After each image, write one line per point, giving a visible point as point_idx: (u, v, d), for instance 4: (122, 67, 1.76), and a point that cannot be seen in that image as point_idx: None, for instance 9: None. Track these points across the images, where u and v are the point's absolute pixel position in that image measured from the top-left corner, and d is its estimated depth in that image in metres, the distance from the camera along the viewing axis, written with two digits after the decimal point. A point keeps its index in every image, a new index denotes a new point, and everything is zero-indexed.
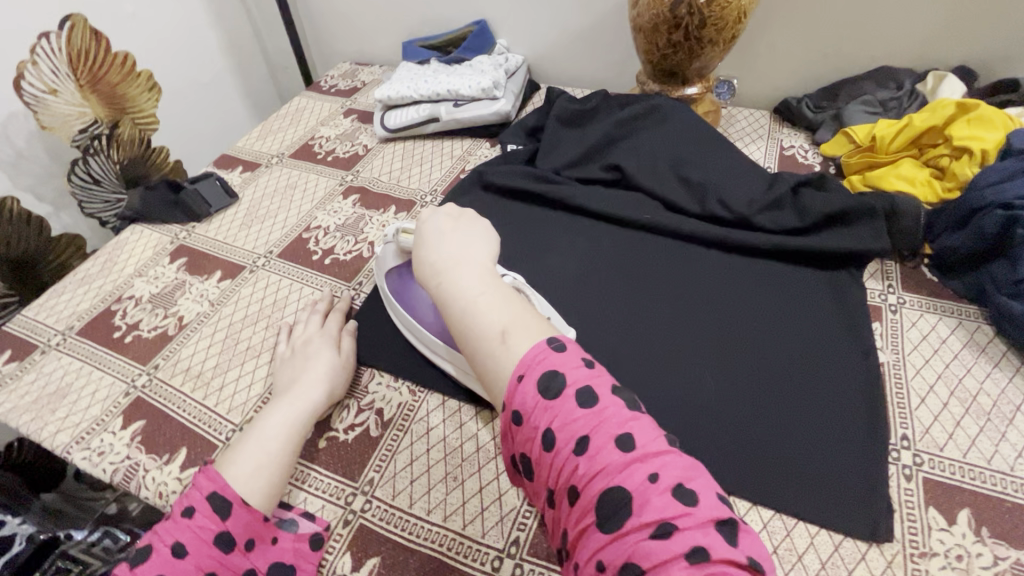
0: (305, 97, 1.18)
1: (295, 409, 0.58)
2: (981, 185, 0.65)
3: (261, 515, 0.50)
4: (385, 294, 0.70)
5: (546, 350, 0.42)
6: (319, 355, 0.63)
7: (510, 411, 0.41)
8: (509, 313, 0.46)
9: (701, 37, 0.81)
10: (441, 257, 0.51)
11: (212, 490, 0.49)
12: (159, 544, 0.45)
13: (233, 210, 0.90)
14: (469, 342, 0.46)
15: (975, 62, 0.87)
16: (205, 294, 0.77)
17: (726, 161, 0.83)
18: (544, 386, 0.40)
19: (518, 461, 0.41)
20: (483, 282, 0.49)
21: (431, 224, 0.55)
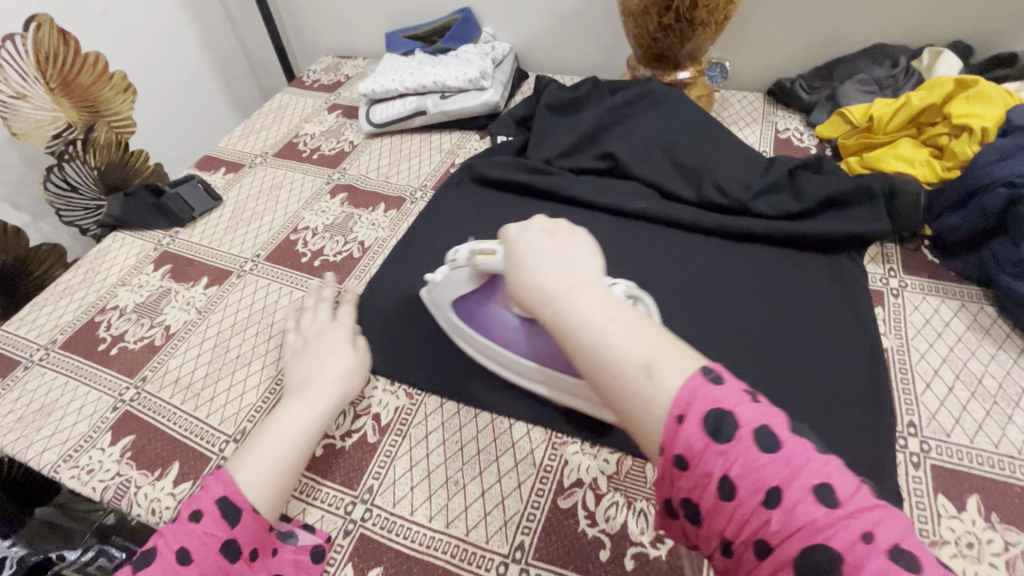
0: (287, 93, 1.15)
1: (311, 405, 0.56)
2: (981, 164, 0.64)
3: (267, 525, 0.50)
4: (452, 317, 0.64)
5: (703, 382, 0.36)
6: (335, 352, 0.62)
7: (670, 456, 0.35)
8: (648, 341, 0.39)
9: (693, 19, 0.79)
10: (550, 277, 0.44)
11: (222, 496, 0.48)
12: (166, 548, 0.45)
13: (217, 213, 0.87)
14: (605, 376, 0.39)
15: (971, 37, 0.85)
16: (192, 302, 0.74)
17: (721, 147, 0.81)
18: (713, 428, 0.34)
19: (677, 508, 0.36)
20: (608, 306, 0.41)
21: (524, 240, 0.47)
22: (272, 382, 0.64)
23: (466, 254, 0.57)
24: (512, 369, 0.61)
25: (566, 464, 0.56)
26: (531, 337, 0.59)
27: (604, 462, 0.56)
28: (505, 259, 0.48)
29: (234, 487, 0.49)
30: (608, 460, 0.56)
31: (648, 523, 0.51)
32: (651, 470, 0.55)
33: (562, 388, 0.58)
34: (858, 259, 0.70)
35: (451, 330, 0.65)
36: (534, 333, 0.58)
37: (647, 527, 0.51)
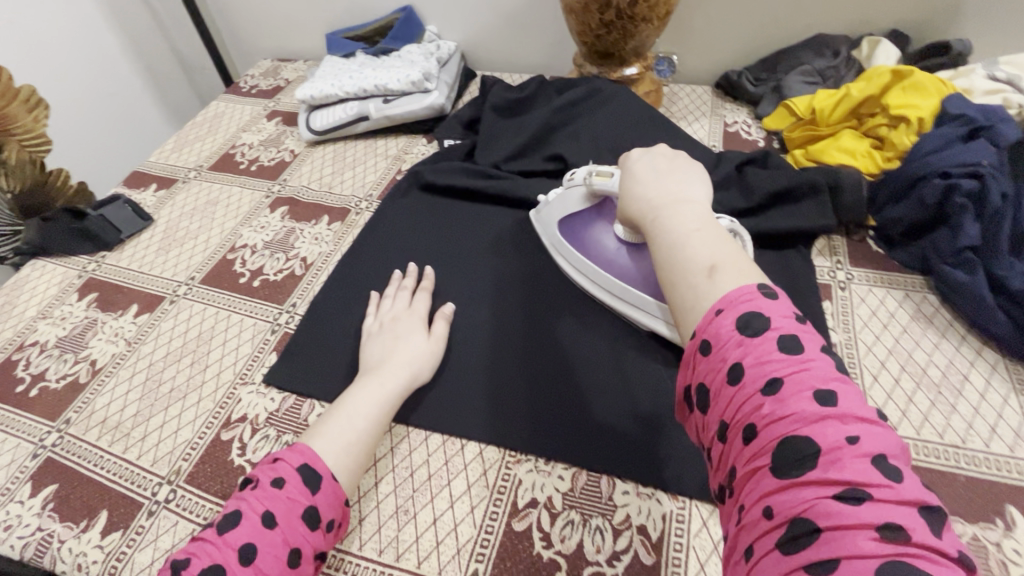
0: (223, 100, 1.09)
1: (386, 389, 0.56)
2: (919, 155, 0.65)
3: (345, 498, 0.49)
4: (554, 233, 0.70)
5: (754, 294, 0.36)
6: (412, 336, 0.62)
7: (700, 338, 0.36)
8: (724, 252, 0.40)
9: (633, 15, 0.77)
10: (658, 191, 0.47)
11: (304, 463, 0.48)
12: (251, 511, 0.45)
13: (148, 234, 0.82)
14: (670, 269, 0.41)
15: (907, 25, 0.86)
16: (121, 332, 0.70)
17: (670, 144, 0.80)
18: (743, 322, 0.35)
19: (692, 394, 0.37)
20: (701, 221, 0.43)
21: (647, 160, 0.51)
22: (209, 416, 0.61)
23: (587, 174, 0.65)
24: (605, 289, 0.65)
25: (520, 484, 0.54)
26: (632, 259, 0.63)
27: (558, 479, 0.54)
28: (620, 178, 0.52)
29: (314, 455, 0.49)
30: (562, 477, 0.54)
31: (604, 541, 0.50)
32: (606, 484, 0.53)
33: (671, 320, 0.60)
34: (806, 254, 0.70)
35: (552, 247, 0.71)
36: (638, 255, 0.63)
37: (604, 545, 0.49)
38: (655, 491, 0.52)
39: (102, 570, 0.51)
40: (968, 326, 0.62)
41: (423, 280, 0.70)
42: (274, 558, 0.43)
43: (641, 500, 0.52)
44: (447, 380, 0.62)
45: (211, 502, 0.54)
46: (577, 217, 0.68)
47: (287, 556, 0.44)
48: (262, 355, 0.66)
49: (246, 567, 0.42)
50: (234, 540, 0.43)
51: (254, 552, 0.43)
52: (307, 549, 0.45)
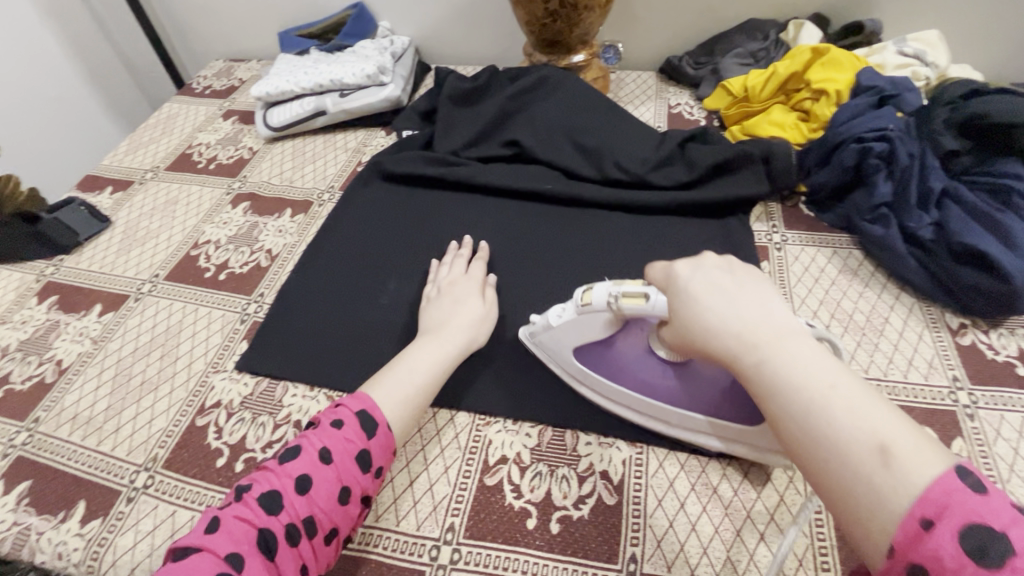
0: (176, 102, 1.08)
1: (446, 350, 0.59)
2: (838, 124, 0.71)
3: (394, 449, 0.52)
4: (572, 363, 0.58)
5: (959, 487, 0.29)
6: (467, 302, 0.64)
7: (904, 561, 0.29)
8: (881, 418, 0.33)
9: (576, 4, 0.81)
10: (750, 329, 0.39)
11: (362, 409, 0.51)
12: (310, 447, 0.48)
13: (107, 234, 0.82)
14: (822, 452, 0.34)
15: (828, 8, 0.93)
16: (86, 332, 0.70)
17: (618, 124, 0.84)
18: (973, 544, 0.27)
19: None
20: (828, 372, 0.36)
21: (706, 280, 0.43)
22: (183, 404, 0.62)
23: (603, 300, 0.52)
24: (654, 416, 0.56)
25: (490, 443, 0.57)
26: (682, 384, 0.53)
27: (526, 436, 0.58)
28: (679, 306, 0.44)
29: (372, 403, 0.52)
30: (529, 434, 0.58)
31: (570, 487, 0.54)
32: (570, 437, 0.57)
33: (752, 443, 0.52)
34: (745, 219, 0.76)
35: (568, 376, 0.60)
36: (688, 379, 0.53)
37: (570, 491, 0.53)
38: (615, 440, 0.57)
39: (84, 557, 0.52)
40: (888, 275, 0.68)
41: (478, 250, 0.73)
42: (328, 492, 0.46)
43: (603, 449, 0.56)
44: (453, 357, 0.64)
45: (190, 484, 0.56)
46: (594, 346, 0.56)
47: (338, 493, 0.47)
48: (233, 344, 0.67)
49: (303, 496, 0.46)
50: (293, 470, 0.47)
51: (310, 483, 0.46)
52: (357, 488, 0.48)
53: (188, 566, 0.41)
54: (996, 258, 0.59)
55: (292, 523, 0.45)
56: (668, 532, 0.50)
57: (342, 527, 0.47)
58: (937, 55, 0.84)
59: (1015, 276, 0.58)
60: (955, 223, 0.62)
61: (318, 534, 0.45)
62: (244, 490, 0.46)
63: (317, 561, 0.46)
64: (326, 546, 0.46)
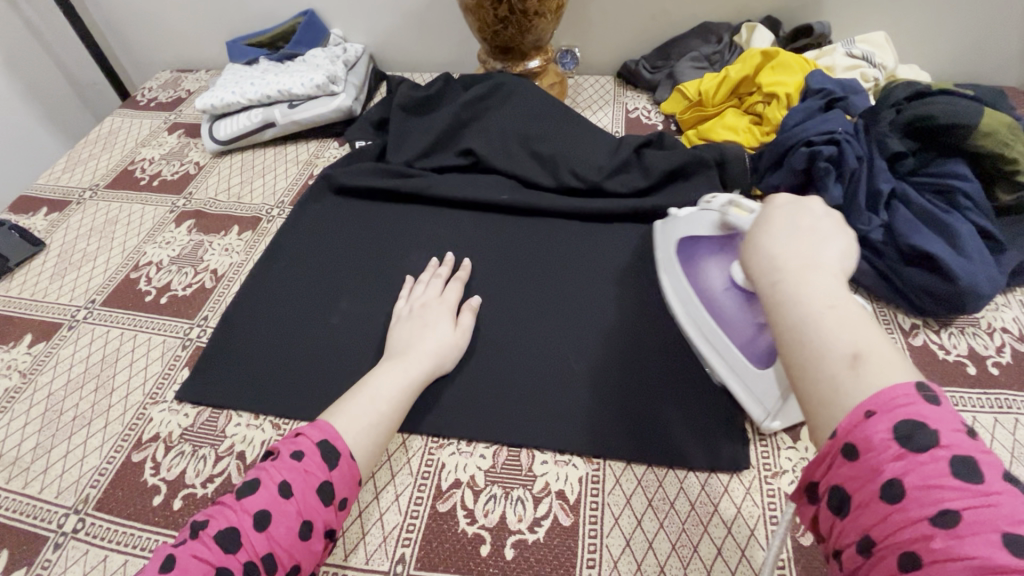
0: (119, 115, 1.04)
1: (411, 375, 0.56)
2: (789, 127, 0.71)
3: (359, 478, 0.49)
4: (671, 251, 0.65)
5: (913, 395, 0.30)
6: (438, 326, 0.62)
7: (841, 441, 0.31)
8: (869, 338, 0.33)
9: (525, 10, 0.80)
10: (783, 251, 0.39)
11: (323, 438, 0.48)
12: (269, 480, 0.45)
13: (41, 259, 0.77)
14: (798, 349, 0.34)
15: (779, 11, 0.94)
16: (14, 365, 0.66)
17: (574, 130, 0.83)
18: (904, 433, 0.29)
19: (822, 494, 0.32)
20: (840, 296, 0.36)
21: (779, 209, 0.43)
22: (119, 439, 0.58)
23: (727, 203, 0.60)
24: (698, 323, 0.60)
25: (443, 467, 0.55)
26: (739, 305, 0.57)
27: (480, 458, 0.56)
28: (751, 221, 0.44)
29: (335, 432, 0.49)
30: (484, 455, 0.56)
31: (525, 510, 0.52)
32: (526, 456, 0.56)
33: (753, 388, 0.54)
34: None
35: (662, 263, 0.67)
36: (743, 303, 0.57)
37: (525, 513, 0.52)
38: (571, 458, 0.55)
39: None
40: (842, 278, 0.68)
41: (458, 270, 0.70)
42: (288, 528, 0.44)
43: (558, 467, 0.55)
44: None
45: (123, 526, 0.52)
46: (701, 242, 0.63)
47: (299, 528, 0.44)
48: (173, 372, 0.64)
49: (261, 533, 0.43)
50: (250, 506, 0.44)
51: (269, 519, 0.44)
52: (319, 521, 0.45)
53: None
54: (942, 259, 0.59)
55: (250, 562, 0.42)
56: (624, 552, 0.49)
57: (304, 564, 0.44)
58: (885, 57, 0.86)
59: (960, 277, 0.58)
60: (903, 225, 0.63)
61: (278, 573, 0.43)
62: (197, 529, 0.43)
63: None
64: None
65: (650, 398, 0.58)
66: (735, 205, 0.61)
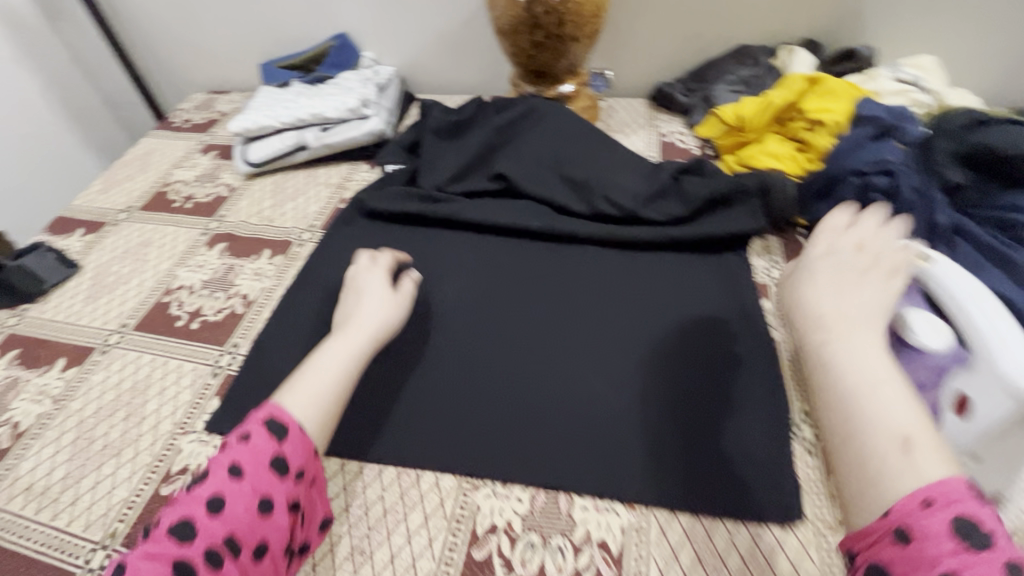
0: (153, 137, 1.05)
1: (351, 342, 0.56)
2: (836, 156, 0.68)
3: (314, 447, 0.49)
4: None
5: (963, 494, 0.33)
6: (373, 292, 0.62)
7: (894, 522, 0.34)
8: (906, 411, 0.38)
9: (562, 35, 0.79)
10: (828, 312, 0.45)
11: (269, 416, 0.48)
12: (216, 467, 0.45)
13: (75, 281, 0.78)
14: (841, 411, 0.40)
15: (819, 34, 0.92)
16: (47, 390, 0.65)
17: (609, 155, 0.81)
18: (961, 531, 0.32)
19: (863, 566, 0.35)
20: (886, 368, 0.41)
21: (836, 267, 0.48)
22: (147, 471, 0.57)
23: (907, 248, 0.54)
24: None
25: (478, 511, 0.53)
26: None
27: (517, 501, 0.54)
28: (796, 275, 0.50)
29: (280, 409, 0.49)
30: (521, 498, 0.54)
31: (566, 559, 0.49)
32: (565, 500, 0.53)
33: None
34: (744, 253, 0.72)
35: None
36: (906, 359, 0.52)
37: (565, 564, 0.49)
38: (613, 504, 0.53)
39: None
40: None
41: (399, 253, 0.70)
42: (243, 508, 0.43)
43: (600, 515, 0.52)
44: (435, 418, 0.59)
45: None
46: None
47: (257, 504, 0.44)
48: (203, 401, 0.63)
49: (215, 517, 0.43)
50: (202, 494, 0.44)
51: (223, 502, 0.43)
52: (278, 496, 0.45)
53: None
54: None
55: (209, 547, 0.41)
56: None
57: (271, 541, 0.44)
58: (933, 81, 0.83)
59: None
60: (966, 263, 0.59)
61: (243, 552, 0.42)
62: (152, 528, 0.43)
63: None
64: (258, 564, 0.43)
65: (693, 443, 0.55)
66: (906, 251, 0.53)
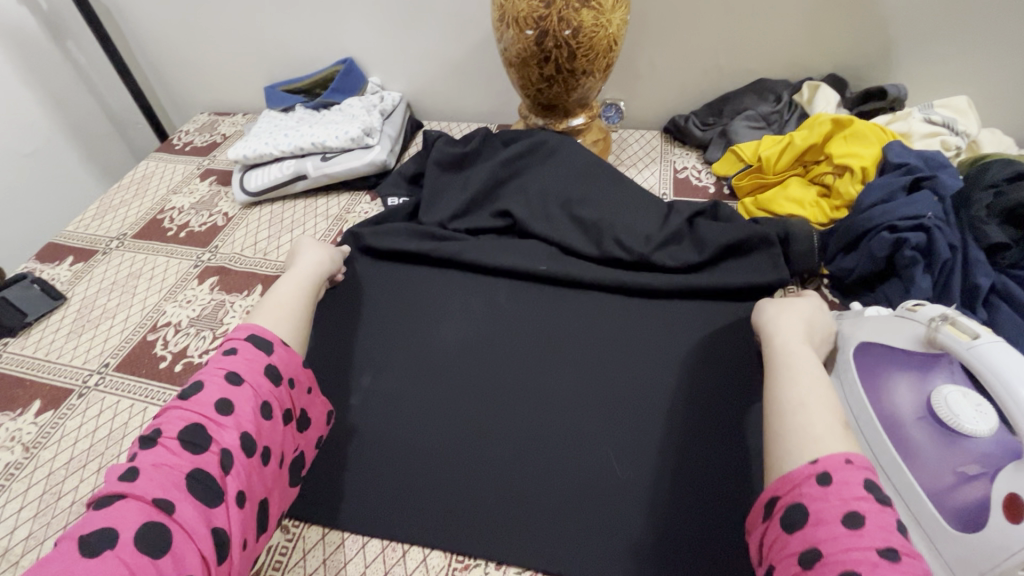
0: (153, 159, 1.03)
1: (300, 282, 0.65)
2: (863, 208, 0.64)
3: (299, 360, 0.55)
4: (845, 355, 0.57)
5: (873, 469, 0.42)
6: (312, 254, 0.71)
7: (819, 469, 0.41)
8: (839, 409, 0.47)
9: (574, 69, 0.75)
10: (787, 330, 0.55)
11: (251, 334, 0.53)
12: (214, 376, 0.49)
13: (59, 314, 0.74)
14: (792, 403, 0.47)
15: (845, 70, 0.88)
16: (19, 435, 0.62)
17: (621, 194, 0.77)
18: (870, 486, 0.40)
19: (780, 507, 0.41)
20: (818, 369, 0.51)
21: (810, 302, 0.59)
22: None
23: (937, 314, 0.50)
24: (872, 451, 0.52)
25: None
26: (935, 443, 0.48)
27: None
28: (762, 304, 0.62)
29: (259, 327, 0.55)
30: None
31: None
32: None
33: (937, 551, 0.45)
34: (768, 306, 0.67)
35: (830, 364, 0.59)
36: (942, 442, 0.48)
37: None
38: None
39: None
40: None
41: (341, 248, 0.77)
42: (250, 410, 0.48)
43: None
44: (426, 484, 0.55)
45: None
46: (887, 352, 0.54)
47: (260, 408, 0.49)
48: None
49: (226, 418, 0.47)
50: (205, 400, 0.47)
51: (231, 404, 0.48)
52: (276, 403, 0.50)
53: (114, 516, 0.40)
54: None
55: (225, 449, 0.45)
56: None
57: (273, 446, 0.49)
58: (967, 123, 0.78)
59: None
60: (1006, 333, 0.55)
61: (255, 450, 0.47)
62: (154, 436, 0.45)
63: (258, 482, 0.47)
64: (266, 467, 0.48)
65: (705, 527, 0.51)
66: (946, 321, 0.48)
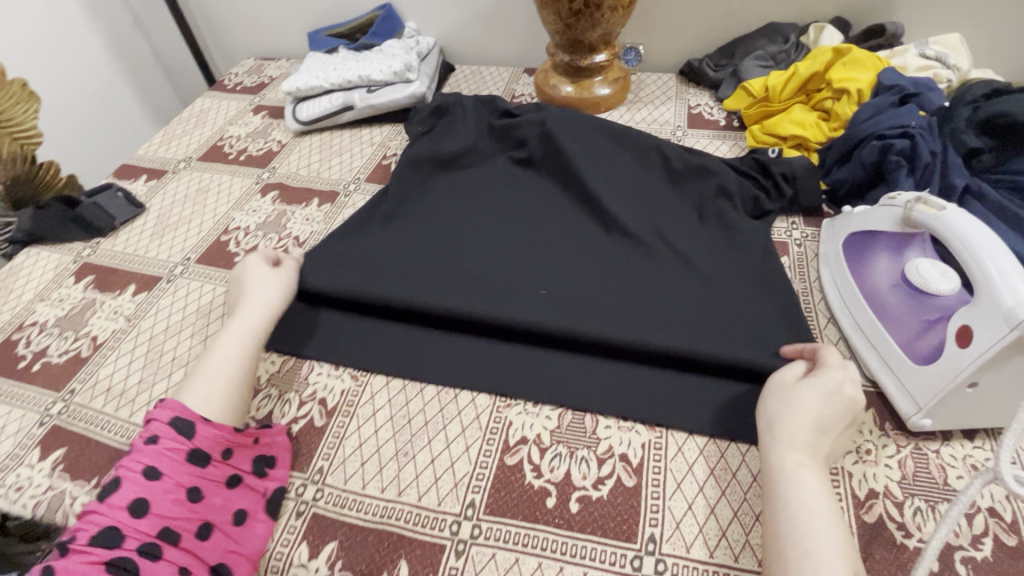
0: (208, 97, 1.12)
1: (242, 342, 0.60)
2: (860, 121, 0.72)
3: (231, 428, 0.54)
4: (835, 245, 0.67)
5: None
6: (254, 299, 0.64)
7: None
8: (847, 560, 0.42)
9: (600, 4, 0.83)
10: (800, 434, 0.48)
11: (172, 417, 0.51)
12: (129, 472, 0.48)
13: (141, 220, 0.84)
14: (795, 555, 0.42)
15: (851, 12, 0.94)
16: (120, 310, 0.72)
17: (626, 136, 0.82)
18: None
19: None
20: (828, 502, 0.45)
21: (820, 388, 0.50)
22: None
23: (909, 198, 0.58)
24: (852, 315, 0.62)
25: (510, 425, 0.58)
26: (905, 304, 0.57)
27: (546, 419, 0.59)
28: (767, 385, 0.54)
29: (181, 406, 0.52)
30: (550, 417, 0.59)
31: (589, 468, 0.54)
32: (590, 420, 0.58)
33: (906, 387, 0.54)
34: (776, 283, 0.66)
35: (826, 254, 0.68)
36: (911, 301, 0.57)
37: (589, 472, 0.54)
38: (635, 425, 0.57)
39: None
40: None
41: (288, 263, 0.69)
42: (172, 501, 0.48)
43: (622, 432, 0.57)
44: (471, 348, 0.65)
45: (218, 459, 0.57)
46: (871, 239, 0.63)
47: (185, 495, 0.49)
48: None
49: (143, 519, 0.47)
50: (121, 502, 0.47)
51: (146, 504, 0.47)
52: (207, 483, 0.51)
53: None
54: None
55: (147, 541, 0.46)
56: (686, 515, 0.51)
57: (215, 518, 0.50)
58: (959, 58, 0.85)
59: None
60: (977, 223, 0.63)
61: (187, 532, 0.48)
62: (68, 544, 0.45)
63: (207, 551, 0.48)
64: (206, 540, 0.48)
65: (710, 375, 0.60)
66: (919, 201, 0.57)
